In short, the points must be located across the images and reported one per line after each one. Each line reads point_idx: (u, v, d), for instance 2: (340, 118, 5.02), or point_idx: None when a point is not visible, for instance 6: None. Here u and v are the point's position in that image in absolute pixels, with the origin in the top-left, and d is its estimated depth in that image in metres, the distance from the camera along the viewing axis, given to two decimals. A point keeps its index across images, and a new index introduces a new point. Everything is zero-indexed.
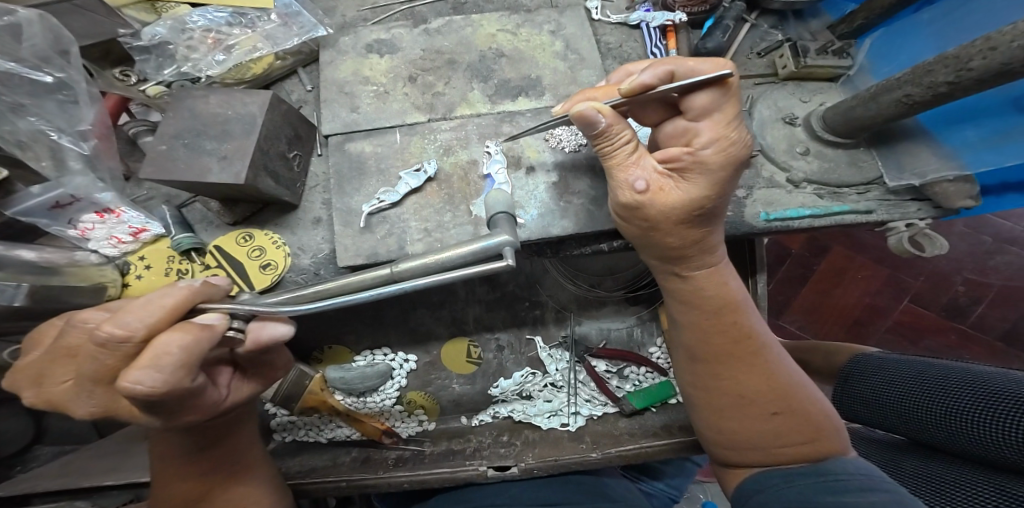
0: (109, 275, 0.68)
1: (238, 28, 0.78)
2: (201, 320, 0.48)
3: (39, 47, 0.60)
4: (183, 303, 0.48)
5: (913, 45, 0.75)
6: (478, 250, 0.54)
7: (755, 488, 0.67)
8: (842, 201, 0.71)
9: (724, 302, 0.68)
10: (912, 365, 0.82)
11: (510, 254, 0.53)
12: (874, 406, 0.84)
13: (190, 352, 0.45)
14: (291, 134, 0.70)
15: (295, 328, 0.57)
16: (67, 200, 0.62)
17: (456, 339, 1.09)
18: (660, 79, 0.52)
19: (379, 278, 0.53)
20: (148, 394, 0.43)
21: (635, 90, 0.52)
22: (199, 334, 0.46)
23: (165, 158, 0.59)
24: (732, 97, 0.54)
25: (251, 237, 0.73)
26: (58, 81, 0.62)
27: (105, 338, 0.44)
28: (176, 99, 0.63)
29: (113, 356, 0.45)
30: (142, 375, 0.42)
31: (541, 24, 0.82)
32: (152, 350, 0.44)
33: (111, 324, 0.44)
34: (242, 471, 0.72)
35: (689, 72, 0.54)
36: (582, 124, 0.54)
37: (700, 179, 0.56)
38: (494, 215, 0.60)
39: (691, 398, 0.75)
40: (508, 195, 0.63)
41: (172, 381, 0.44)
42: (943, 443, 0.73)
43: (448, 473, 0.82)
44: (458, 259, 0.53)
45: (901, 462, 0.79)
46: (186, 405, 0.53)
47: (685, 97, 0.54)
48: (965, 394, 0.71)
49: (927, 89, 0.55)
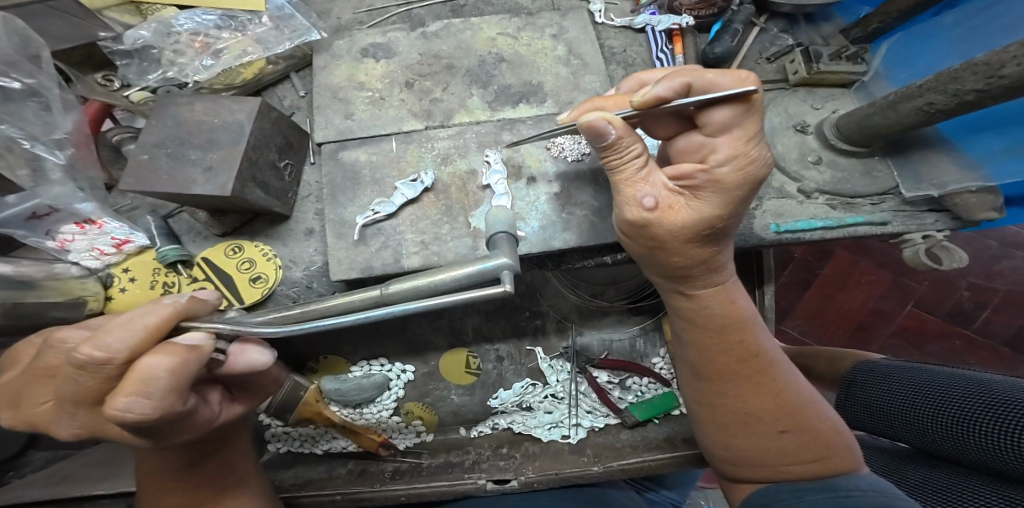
0: (91, 288, 0.65)
1: (227, 32, 0.75)
2: (186, 340, 0.45)
3: (5, 52, 0.58)
4: (168, 322, 0.45)
5: (932, 50, 0.73)
6: (473, 273, 0.50)
7: (761, 502, 0.64)
8: (856, 213, 0.68)
9: (729, 320, 0.66)
10: (917, 373, 0.80)
11: (507, 280, 0.49)
12: (879, 415, 0.81)
13: (179, 375, 0.42)
14: (282, 142, 0.67)
15: (275, 357, 0.54)
16: (45, 210, 0.60)
17: (454, 350, 1.05)
18: (676, 92, 0.49)
19: (369, 300, 0.49)
20: (138, 421, 0.41)
21: (649, 103, 0.49)
22: (185, 356, 0.43)
23: (148, 168, 0.56)
24: (755, 114, 0.51)
25: (240, 250, 0.70)
26: (26, 87, 0.60)
27: (86, 361, 0.41)
28: (159, 106, 0.60)
29: (94, 377, 0.42)
30: (130, 402, 0.40)
31: (542, 27, 0.80)
32: (136, 374, 0.40)
33: (92, 346, 0.41)
34: (235, 486, 0.69)
35: (709, 84, 0.50)
36: (590, 134, 0.52)
37: (713, 198, 0.54)
38: (494, 235, 0.56)
39: (697, 417, 0.72)
40: (509, 213, 0.60)
41: (163, 405, 0.42)
42: (953, 455, 0.70)
43: (447, 486, 0.80)
44: (453, 283, 0.49)
45: (904, 472, 0.77)
46: (178, 427, 0.50)
47: (703, 112, 0.51)
48: (971, 404, 0.68)
49: (952, 97, 0.52)
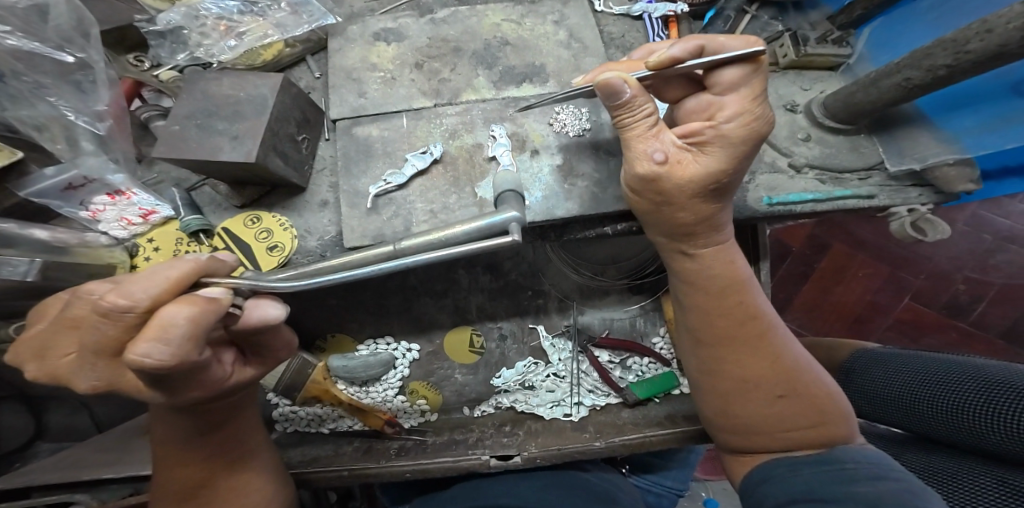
0: (118, 256, 0.69)
1: (249, 16, 0.78)
2: (205, 293, 0.46)
3: (63, 27, 0.62)
4: (187, 278, 0.46)
5: (913, 33, 0.75)
6: (481, 227, 0.54)
7: (764, 476, 0.67)
8: (844, 186, 0.72)
9: (729, 281, 0.69)
10: (914, 359, 0.83)
11: (515, 229, 0.53)
12: (876, 400, 0.84)
13: (198, 324, 0.43)
14: (300, 117, 0.71)
15: (288, 311, 0.55)
16: (79, 182, 0.64)
17: (458, 329, 1.09)
18: (689, 53, 0.54)
19: (380, 255, 0.54)
20: (156, 368, 0.41)
21: (664, 63, 0.53)
22: (205, 306, 0.44)
23: (178, 137, 0.60)
24: (761, 75, 0.55)
25: (258, 220, 0.74)
26: (78, 61, 0.64)
27: (108, 308, 0.42)
28: (189, 82, 0.64)
29: (117, 325, 0.44)
30: (149, 347, 0.41)
31: (545, 14, 0.83)
32: (157, 322, 0.41)
33: (117, 294, 0.43)
34: (243, 459, 0.72)
35: (719, 47, 0.55)
36: (607, 92, 0.56)
37: (720, 152, 0.57)
38: (500, 192, 0.61)
39: (696, 381, 0.76)
40: (516, 175, 0.64)
41: (181, 354, 0.42)
42: (948, 436, 0.73)
43: (451, 462, 0.83)
44: (461, 236, 0.53)
45: (903, 455, 0.80)
46: (190, 381, 0.52)
47: (712, 72, 0.56)
48: (968, 387, 0.71)
49: (926, 72, 0.56)
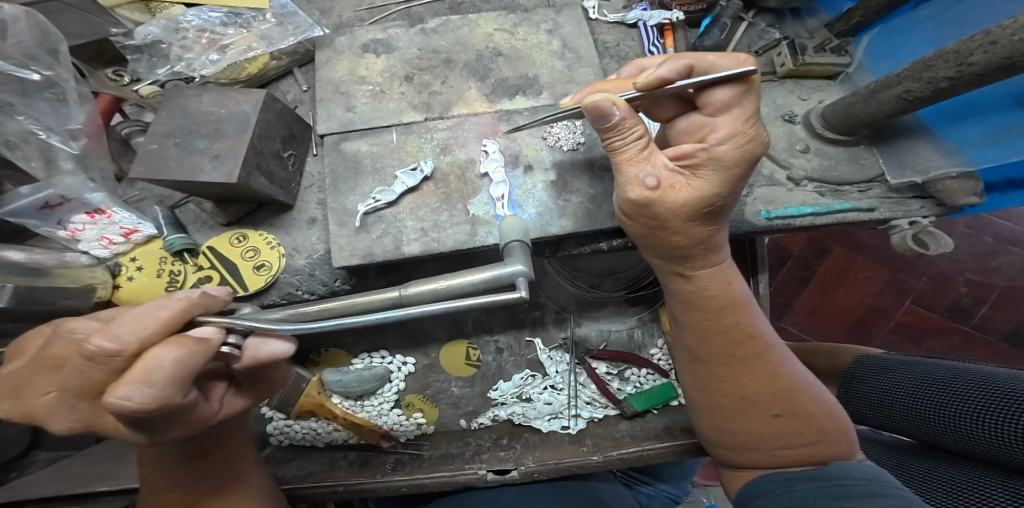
0: (100, 277, 0.67)
1: (233, 28, 0.78)
2: (198, 332, 0.46)
3: (26, 45, 0.60)
4: (179, 317, 0.44)
5: (913, 42, 0.74)
6: (489, 279, 0.52)
7: (757, 492, 0.66)
8: (844, 199, 0.71)
9: (727, 301, 0.67)
10: (919, 366, 0.81)
11: (521, 285, 0.52)
12: (879, 408, 0.82)
13: (184, 367, 0.42)
14: (286, 133, 0.71)
15: (295, 348, 0.53)
16: (57, 200, 0.62)
17: (454, 343, 1.08)
18: (678, 73, 0.52)
19: (388, 300, 0.51)
20: (134, 411, 0.39)
21: (652, 84, 0.52)
22: (194, 348, 0.43)
23: (157, 157, 0.60)
24: (753, 95, 0.53)
25: (245, 238, 0.73)
26: (45, 79, 0.62)
27: (95, 352, 0.41)
28: (168, 98, 0.64)
29: (103, 369, 0.42)
30: (130, 390, 0.39)
31: (538, 23, 0.82)
32: (144, 363, 0.40)
33: (103, 336, 0.41)
34: (233, 481, 0.69)
35: (710, 66, 0.54)
36: (595, 115, 0.54)
37: (713, 175, 0.56)
38: (508, 243, 0.58)
39: (693, 398, 0.74)
40: (524, 223, 0.61)
41: (162, 397, 0.41)
42: (952, 445, 0.72)
43: (448, 476, 0.81)
44: (468, 287, 0.51)
45: (910, 465, 0.78)
46: (173, 421, 0.49)
47: (703, 93, 0.54)
48: (975, 396, 0.69)
49: (928, 85, 0.55)
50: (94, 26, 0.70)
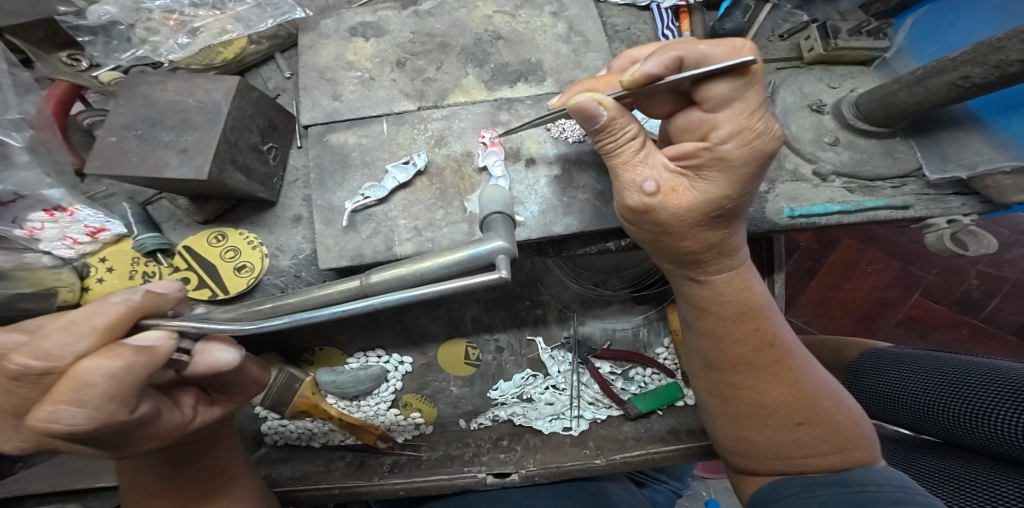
0: (66, 279, 0.63)
1: (204, 9, 0.72)
2: (139, 340, 0.39)
3: None
4: (118, 325, 0.40)
5: (968, 22, 0.68)
6: (464, 260, 0.45)
7: (772, 498, 0.62)
8: (876, 196, 0.67)
9: (745, 307, 0.63)
10: (928, 358, 0.75)
11: (502, 265, 0.44)
12: (886, 404, 0.76)
13: (122, 381, 0.37)
14: (264, 124, 0.66)
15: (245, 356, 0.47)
16: (9, 197, 0.57)
17: (453, 341, 1.02)
18: (668, 68, 0.46)
19: (350, 292, 0.45)
20: (69, 432, 0.36)
21: (639, 82, 0.46)
22: (132, 360, 0.37)
23: (117, 151, 0.55)
24: (755, 86, 0.46)
25: (224, 237, 0.68)
26: None
27: (23, 371, 0.37)
28: (128, 85, 0.59)
29: (35, 388, 0.39)
30: (59, 411, 0.35)
31: (542, 4, 0.75)
32: (71, 379, 0.36)
33: (28, 354, 0.37)
34: (222, 487, 0.64)
35: (701, 57, 0.46)
36: (582, 118, 0.49)
37: (719, 176, 0.50)
38: (488, 215, 0.53)
39: (707, 405, 0.70)
40: (507, 193, 0.57)
41: (101, 416, 0.37)
42: (964, 440, 0.66)
43: (446, 480, 0.77)
44: (442, 271, 0.44)
45: (915, 461, 0.72)
46: (128, 440, 0.45)
47: (698, 88, 0.48)
48: (987, 392, 0.64)
49: (991, 70, 0.49)
50: (39, 5, 0.65)
